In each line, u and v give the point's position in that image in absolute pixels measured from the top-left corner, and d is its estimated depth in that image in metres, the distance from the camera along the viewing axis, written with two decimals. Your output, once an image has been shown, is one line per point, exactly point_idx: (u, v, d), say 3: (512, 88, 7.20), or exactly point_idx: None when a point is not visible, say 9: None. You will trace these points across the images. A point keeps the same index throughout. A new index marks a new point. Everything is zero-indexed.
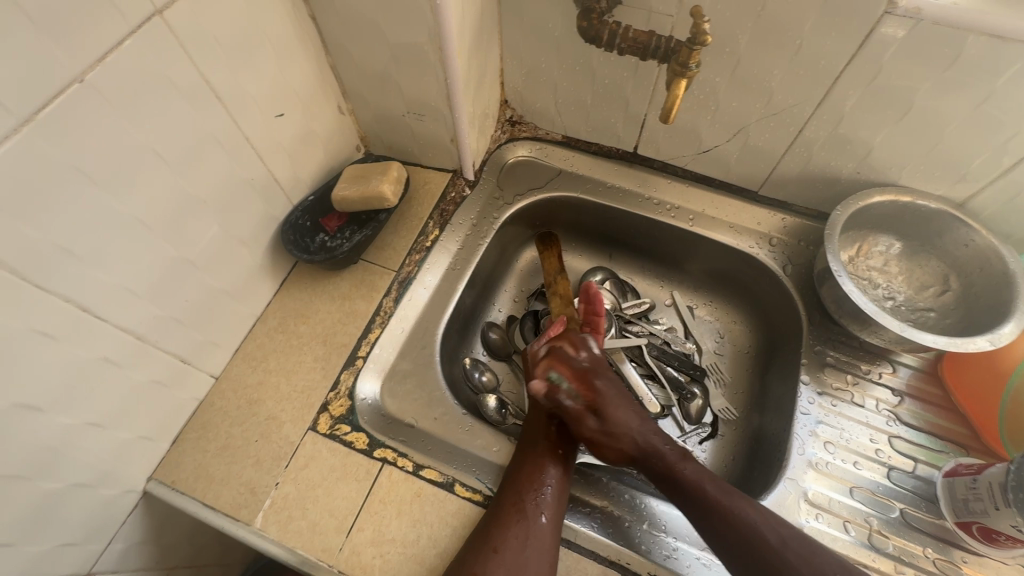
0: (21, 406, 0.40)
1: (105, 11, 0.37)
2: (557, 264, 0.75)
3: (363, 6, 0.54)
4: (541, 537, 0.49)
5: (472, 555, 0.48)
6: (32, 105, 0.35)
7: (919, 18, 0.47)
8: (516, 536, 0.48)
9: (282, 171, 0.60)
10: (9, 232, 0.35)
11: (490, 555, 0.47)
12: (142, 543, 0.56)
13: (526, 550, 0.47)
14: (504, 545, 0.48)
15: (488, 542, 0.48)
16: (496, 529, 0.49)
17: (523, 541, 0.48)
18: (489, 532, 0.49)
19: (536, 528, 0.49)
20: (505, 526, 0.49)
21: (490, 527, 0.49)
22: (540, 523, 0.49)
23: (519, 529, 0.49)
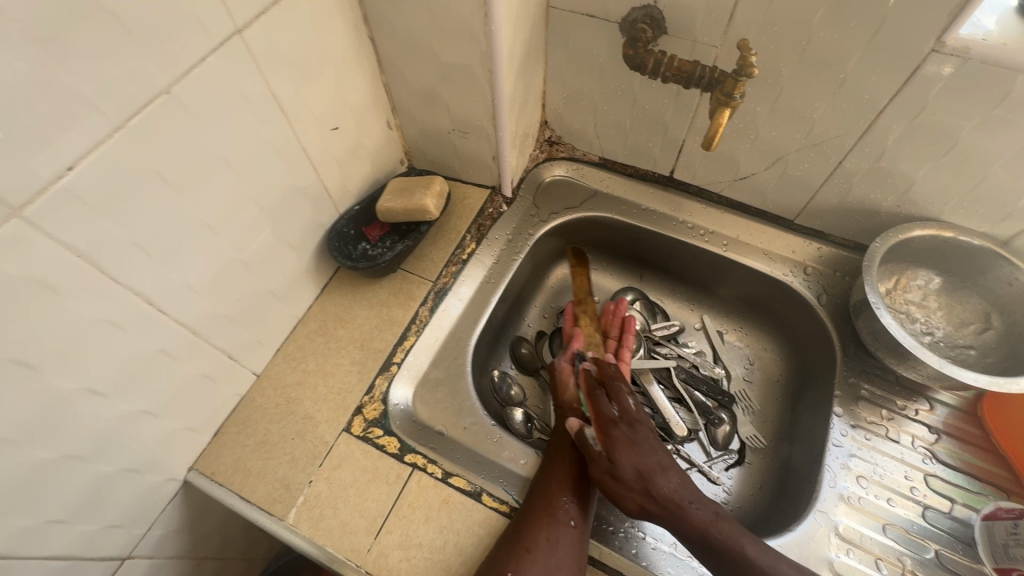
0: (88, 391, 0.42)
1: (194, 29, 0.40)
2: (587, 284, 0.76)
3: (419, 29, 0.57)
4: (571, 542, 0.49)
5: (504, 555, 0.48)
6: (126, 112, 0.38)
7: (967, 56, 0.48)
8: (547, 538, 0.49)
9: (332, 181, 0.63)
10: (95, 228, 0.38)
11: (522, 554, 0.48)
12: (177, 531, 0.59)
13: (556, 553, 0.48)
14: (535, 545, 0.48)
15: (520, 541, 0.49)
16: (527, 528, 0.50)
17: (553, 542, 0.49)
18: (519, 534, 0.49)
19: (566, 533, 0.50)
20: (535, 526, 0.50)
21: (521, 527, 0.50)
22: (569, 526, 0.50)
23: (549, 530, 0.49)
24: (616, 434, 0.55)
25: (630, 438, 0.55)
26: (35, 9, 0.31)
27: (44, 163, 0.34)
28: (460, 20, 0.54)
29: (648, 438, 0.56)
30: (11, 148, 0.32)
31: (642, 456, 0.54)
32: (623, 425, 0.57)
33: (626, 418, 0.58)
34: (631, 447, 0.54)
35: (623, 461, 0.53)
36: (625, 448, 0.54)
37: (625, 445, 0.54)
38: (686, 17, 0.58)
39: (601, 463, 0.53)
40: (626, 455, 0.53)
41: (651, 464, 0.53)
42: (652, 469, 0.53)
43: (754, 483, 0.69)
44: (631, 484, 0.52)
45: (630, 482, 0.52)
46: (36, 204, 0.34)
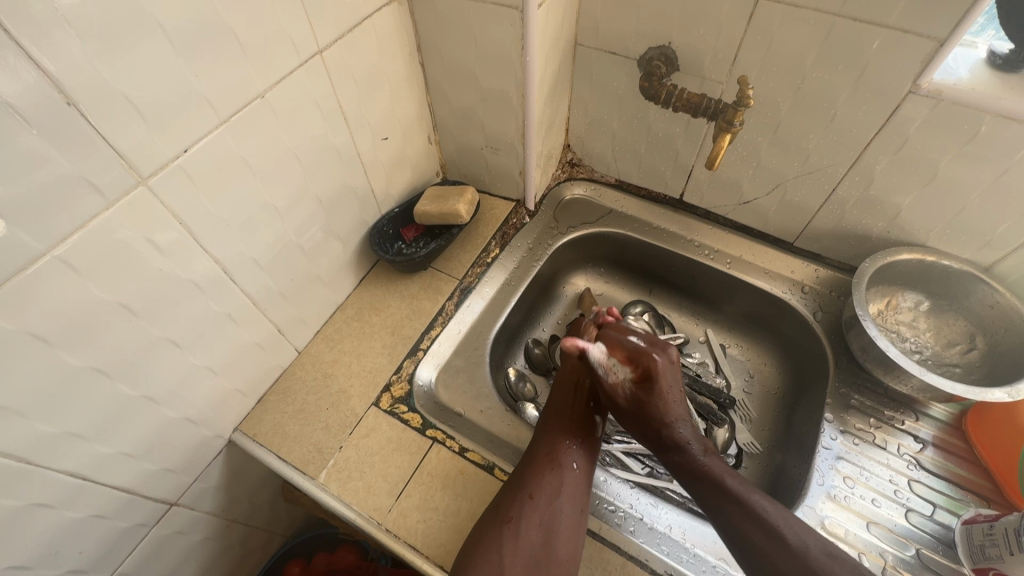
0: (169, 341, 0.50)
1: (287, 47, 0.49)
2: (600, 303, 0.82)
3: (464, 58, 0.66)
4: (576, 486, 0.54)
5: (510, 503, 0.53)
6: (230, 110, 0.47)
7: (940, 98, 0.55)
8: (550, 483, 0.54)
9: (379, 184, 0.71)
10: (194, 201, 0.47)
11: (526, 500, 0.53)
12: (217, 487, 0.65)
13: (558, 499, 0.53)
14: (539, 493, 0.53)
15: (523, 489, 0.54)
16: (531, 477, 0.54)
17: (556, 488, 0.54)
18: (525, 481, 0.54)
19: (571, 479, 0.55)
20: (540, 475, 0.55)
21: (527, 476, 0.55)
22: (571, 471, 0.56)
23: (553, 475, 0.54)
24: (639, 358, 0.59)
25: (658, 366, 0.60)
26: (179, 24, 0.40)
27: (167, 143, 0.43)
28: (500, 51, 0.63)
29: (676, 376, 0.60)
30: (147, 129, 0.41)
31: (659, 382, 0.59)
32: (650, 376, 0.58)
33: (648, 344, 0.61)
34: (657, 394, 0.57)
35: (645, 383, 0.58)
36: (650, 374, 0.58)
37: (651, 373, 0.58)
38: (695, 57, 0.66)
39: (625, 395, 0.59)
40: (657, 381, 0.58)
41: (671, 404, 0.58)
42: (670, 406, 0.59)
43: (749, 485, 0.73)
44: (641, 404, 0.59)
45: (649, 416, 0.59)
46: (157, 175, 0.43)
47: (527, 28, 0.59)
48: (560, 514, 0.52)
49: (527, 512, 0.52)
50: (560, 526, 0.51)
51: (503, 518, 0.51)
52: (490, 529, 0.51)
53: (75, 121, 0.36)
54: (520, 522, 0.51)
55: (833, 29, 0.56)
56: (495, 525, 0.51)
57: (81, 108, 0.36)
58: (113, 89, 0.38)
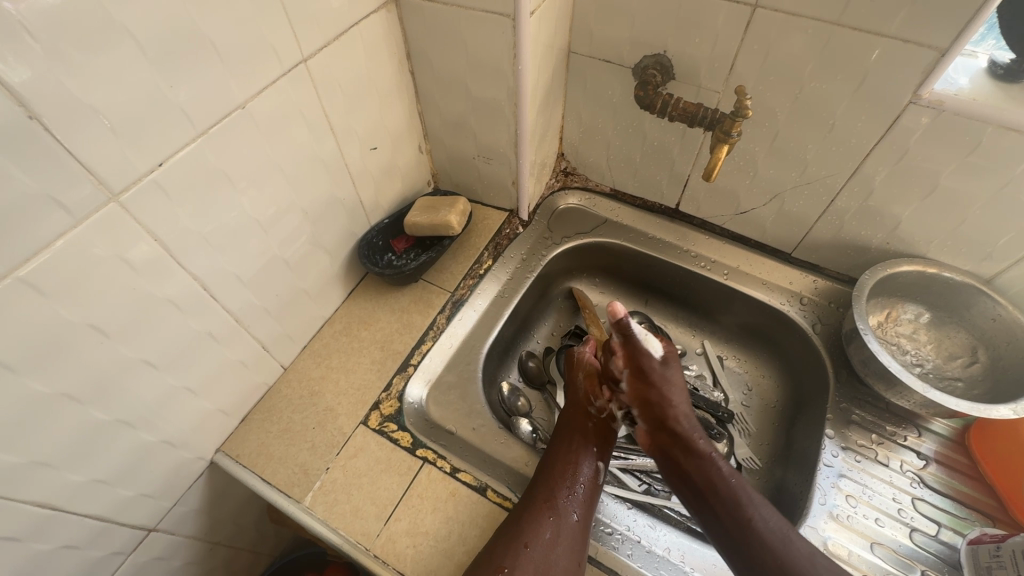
0: (145, 362, 0.47)
1: (268, 55, 0.47)
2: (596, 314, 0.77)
3: (456, 67, 0.65)
4: (572, 539, 0.52)
5: (503, 550, 0.50)
6: (208, 122, 0.45)
7: (942, 108, 0.54)
8: (548, 534, 0.51)
9: (368, 195, 0.69)
10: (171, 216, 0.44)
11: (521, 549, 0.50)
12: (199, 511, 0.63)
13: (555, 550, 0.50)
14: (534, 541, 0.51)
15: (518, 537, 0.51)
16: (528, 523, 0.52)
17: (553, 537, 0.51)
18: (520, 528, 0.52)
19: (568, 530, 0.53)
20: (537, 522, 0.52)
21: (523, 522, 0.52)
22: (570, 521, 0.53)
23: (552, 523, 0.52)
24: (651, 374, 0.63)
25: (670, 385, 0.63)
26: (153, 32, 0.38)
27: (140, 158, 0.41)
28: (492, 59, 0.61)
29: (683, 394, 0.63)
30: (118, 143, 0.39)
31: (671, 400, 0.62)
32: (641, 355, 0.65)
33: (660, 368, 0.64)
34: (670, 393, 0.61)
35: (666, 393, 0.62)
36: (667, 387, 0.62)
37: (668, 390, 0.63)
38: (692, 66, 0.65)
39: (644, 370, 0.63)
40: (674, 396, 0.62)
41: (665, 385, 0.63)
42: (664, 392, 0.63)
43: None
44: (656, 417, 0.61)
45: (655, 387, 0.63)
46: (130, 191, 0.41)
47: (519, 36, 0.57)
48: (558, 564, 0.50)
49: (522, 563, 0.49)
50: None
51: (494, 566, 0.49)
52: (481, 573, 0.49)
53: (39, 137, 0.34)
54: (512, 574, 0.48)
55: (832, 38, 0.55)
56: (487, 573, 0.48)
57: (44, 122, 0.34)
58: (79, 101, 0.36)
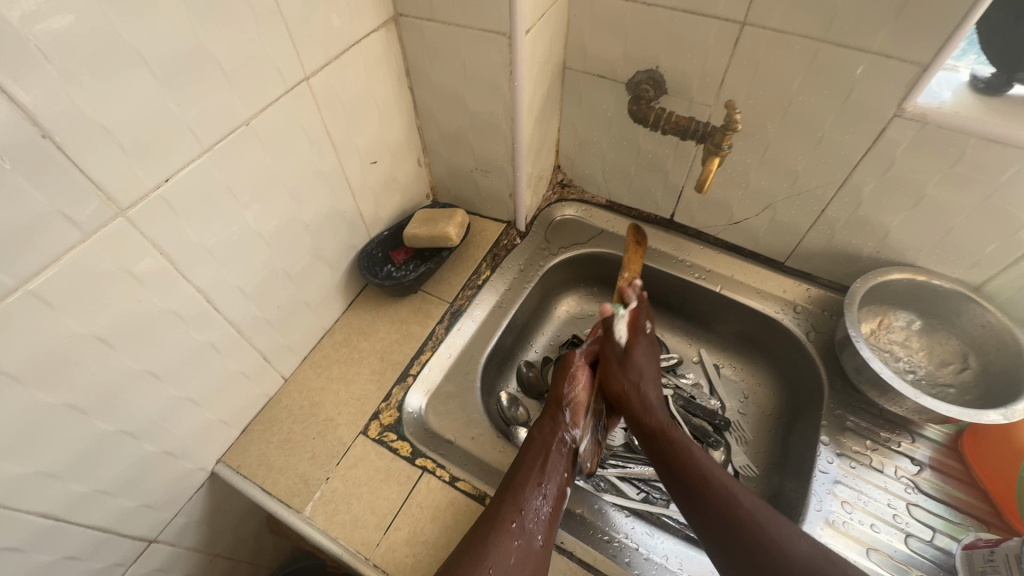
0: (148, 374, 0.48)
1: (272, 75, 0.49)
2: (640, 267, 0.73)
3: (453, 83, 0.66)
4: (534, 562, 0.51)
5: (466, 571, 0.48)
6: (214, 139, 0.46)
7: (925, 121, 0.56)
8: (511, 557, 0.50)
9: (367, 208, 0.71)
10: (177, 230, 0.46)
11: (485, 572, 0.48)
12: (199, 522, 0.63)
13: (518, 574, 0.49)
14: (499, 563, 0.49)
15: (483, 560, 0.49)
16: (492, 547, 0.50)
17: (518, 561, 0.50)
18: (486, 547, 0.50)
19: (531, 552, 0.51)
20: (502, 542, 0.51)
21: (490, 541, 0.51)
22: (535, 545, 0.52)
23: (517, 548, 0.51)
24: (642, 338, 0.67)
25: (648, 349, 0.67)
26: (161, 53, 0.39)
27: (147, 174, 0.42)
28: (489, 76, 0.63)
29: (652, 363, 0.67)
30: (127, 160, 0.40)
31: (649, 366, 0.66)
32: (644, 340, 0.67)
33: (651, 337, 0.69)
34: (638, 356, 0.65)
35: (637, 356, 0.65)
36: (642, 351, 0.66)
37: (644, 351, 0.66)
38: (683, 80, 0.67)
39: (614, 351, 0.65)
40: (642, 355, 0.66)
41: (648, 373, 0.65)
42: (645, 377, 0.64)
43: None
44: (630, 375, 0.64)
45: (627, 373, 0.64)
46: (137, 207, 0.42)
47: (514, 53, 0.59)
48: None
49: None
50: None
51: None
52: None
53: (50, 154, 0.36)
54: None
55: (818, 54, 0.56)
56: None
57: (56, 140, 0.36)
58: (90, 120, 0.37)
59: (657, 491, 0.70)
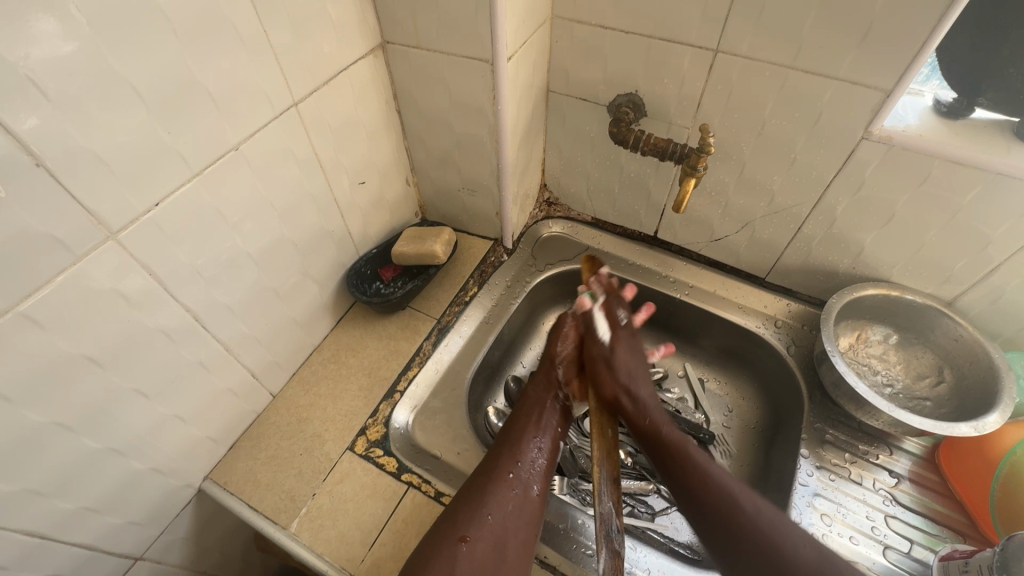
0: (136, 392, 0.49)
1: (261, 101, 0.51)
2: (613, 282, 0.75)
3: (439, 106, 0.69)
4: (531, 507, 0.54)
5: (463, 518, 0.51)
6: (203, 163, 0.47)
7: (891, 143, 0.58)
8: (508, 505, 0.53)
9: (356, 227, 0.72)
10: (167, 252, 0.47)
11: (484, 518, 0.51)
12: (186, 539, 0.63)
13: (515, 519, 0.52)
14: (497, 510, 0.52)
15: (483, 505, 0.52)
16: (491, 495, 0.53)
17: (515, 508, 0.53)
18: (484, 495, 0.53)
19: (528, 499, 0.55)
20: (500, 489, 0.54)
21: (486, 489, 0.54)
22: (532, 493, 0.55)
23: (515, 497, 0.54)
24: (620, 334, 0.69)
25: (631, 344, 0.69)
26: (151, 85, 0.41)
27: (138, 198, 0.43)
28: (474, 100, 0.65)
29: (638, 358, 0.68)
30: (118, 185, 0.42)
31: (635, 360, 0.67)
32: (626, 333, 0.69)
33: (631, 328, 0.70)
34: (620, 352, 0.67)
35: (619, 353, 0.67)
36: (625, 348, 0.68)
37: (626, 346, 0.68)
38: (662, 103, 0.69)
39: (601, 352, 0.67)
40: (625, 352, 0.67)
41: (637, 370, 0.66)
42: (635, 376, 0.65)
43: None
44: (617, 376, 0.65)
45: (617, 375, 0.65)
46: (128, 229, 0.43)
47: (498, 79, 0.61)
48: (515, 534, 0.51)
49: (483, 531, 0.50)
50: (512, 546, 0.50)
51: (458, 536, 0.49)
52: (442, 549, 0.48)
53: (43, 181, 0.37)
54: (474, 543, 0.49)
55: (788, 80, 0.59)
56: (449, 541, 0.49)
57: (49, 167, 0.37)
58: (82, 148, 0.38)
59: (642, 504, 0.71)
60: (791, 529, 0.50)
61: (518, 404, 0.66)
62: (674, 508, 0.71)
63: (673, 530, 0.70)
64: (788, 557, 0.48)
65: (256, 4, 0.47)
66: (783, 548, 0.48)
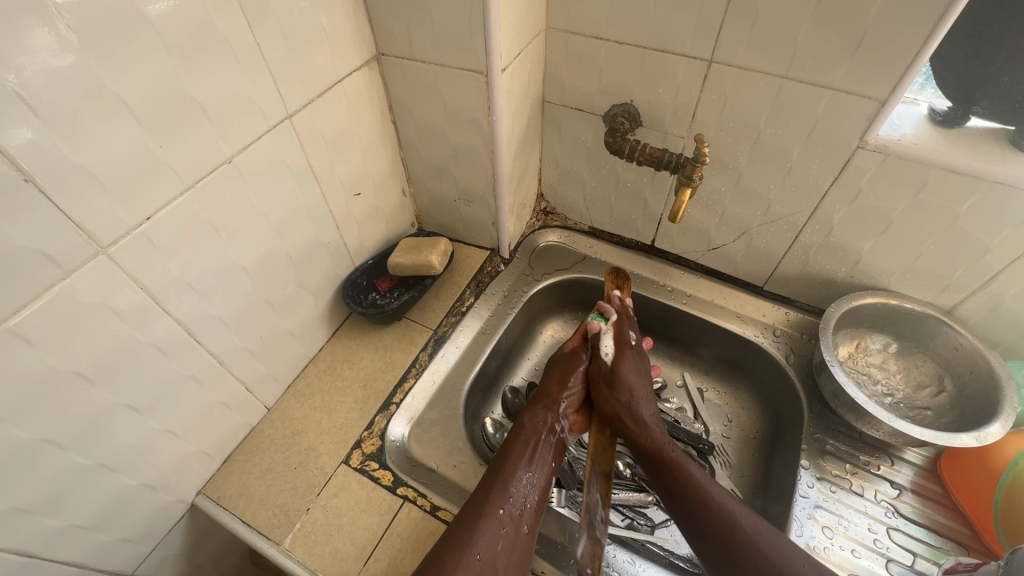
0: (127, 407, 0.49)
1: (255, 114, 0.51)
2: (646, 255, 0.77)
3: (434, 117, 0.69)
4: (519, 547, 0.53)
5: (452, 557, 0.49)
6: (196, 177, 0.47)
7: (887, 152, 0.58)
8: (498, 543, 0.51)
9: (352, 238, 0.72)
10: (160, 266, 0.47)
11: (473, 557, 0.49)
12: (179, 555, 0.62)
13: (503, 558, 0.51)
14: (484, 550, 0.50)
15: (472, 545, 0.50)
16: (481, 534, 0.51)
17: (504, 549, 0.52)
18: (472, 534, 0.51)
19: (517, 538, 0.53)
20: (489, 528, 0.52)
21: (477, 526, 0.52)
22: (520, 532, 0.54)
23: (504, 535, 0.52)
24: (627, 354, 0.68)
25: (637, 363, 0.68)
26: (143, 100, 0.41)
27: (129, 212, 0.43)
28: (470, 111, 0.65)
29: (644, 378, 0.67)
30: (108, 200, 0.41)
31: (640, 379, 0.66)
32: (632, 353, 0.69)
33: (638, 349, 0.71)
34: (624, 371, 0.66)
35: (623, 374, 0.66)
36: (630, 369, 0.67)
37: (631, 367, 0.67)
38: (657, 113, 0.69)
39: (601, 372, 0.67)
40: (629, 372, 0.67)
41: (643, 391, 0.65)
42: (639, 396, 0.64)
43: None
44: (618, 395, 0.65)
45: (618, 394, 0.65)
46: (119, 243, 0.43)
47: (492, 90, 0.61)
48: (504, 573, 0.50)
49: (471, 572, 0.49)
50: None
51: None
52: None
53: (31, 196, 0.37)
54: None
55: (783, 89, 0.59)
56: None
57: (38, 183, 0.37)
58: (71, 163, 0.38)
59: (641, 517, 0.70)
60: (792, 548, 0.50)
61: (511, 432, 0.64)
62: (674, 520, 0.70)
63: (674, 542, 0.69)
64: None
65: (249, 19, 0.47)
66: (783, 571, 0.48)
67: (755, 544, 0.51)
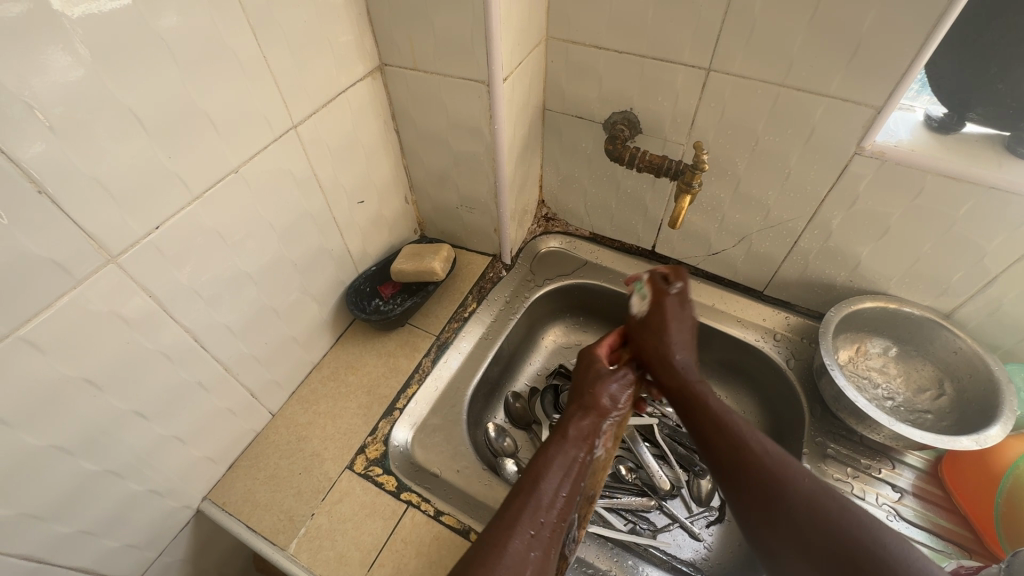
0: (135, 413, 0.49)
1: (261, 125, 0.52)
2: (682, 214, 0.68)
3: (437, 126, 0.69)
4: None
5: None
6: (203, 186, 0.48)
7: (883, 158, 0.59)
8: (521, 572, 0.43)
9: (355, 245, 0.73)
10: (168, 274, 0.48)
11: None
12: (184, 561, 0.63)
13: None
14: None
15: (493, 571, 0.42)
16: (506, 557, 0.43)
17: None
18: (493, 554, 0.43)
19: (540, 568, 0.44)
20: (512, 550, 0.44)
21: (498, 546, 0.44)
22: (544, 559, 0.45)
23: (532, 561, 0.44)
24: (668, 302, 0.63)
25: (680, 313, 0.63)
26: (152, 112, 0.42)
27: (138, 221, 0.44)
28: (471, 120, 0.66)
29: (689, 329, 0.63)
30: (118, 210, 0.42)
31: (681, 331, 0.62)
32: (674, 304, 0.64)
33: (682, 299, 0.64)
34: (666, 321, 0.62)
35: (661, 326, 0.62)
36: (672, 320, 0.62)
37: (673, 318, 0.63)
38: (656, 121, 0.70)
39: (638, 325, 0.64)
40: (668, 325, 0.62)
41: (680, 337, 0.61)
42: (681, 343, 0.61)
43: (733, 540, 0.70)
44: (657, 342, 0.61)
45: (658, 344, 0.61)
46: (127, 252, 0.44)
47: (493, 99, 0.62)
48: None
49: None
50: None
51: None
52: None
53: (44, 208, 0.38)
54: None
55: (780, 97, 0.60)
56: None
57: (50, 194, 0.38)
58: (82, 175, 0.39)
59: (644, 521, 0.70)
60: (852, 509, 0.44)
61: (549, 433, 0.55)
62: (677, 525, 0.70)
63: (676, 547, 0.70)
64: (830, 523, 0.43)
65: (255, 31, 0.48)
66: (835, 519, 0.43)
67: (764, 461, 0.48)
